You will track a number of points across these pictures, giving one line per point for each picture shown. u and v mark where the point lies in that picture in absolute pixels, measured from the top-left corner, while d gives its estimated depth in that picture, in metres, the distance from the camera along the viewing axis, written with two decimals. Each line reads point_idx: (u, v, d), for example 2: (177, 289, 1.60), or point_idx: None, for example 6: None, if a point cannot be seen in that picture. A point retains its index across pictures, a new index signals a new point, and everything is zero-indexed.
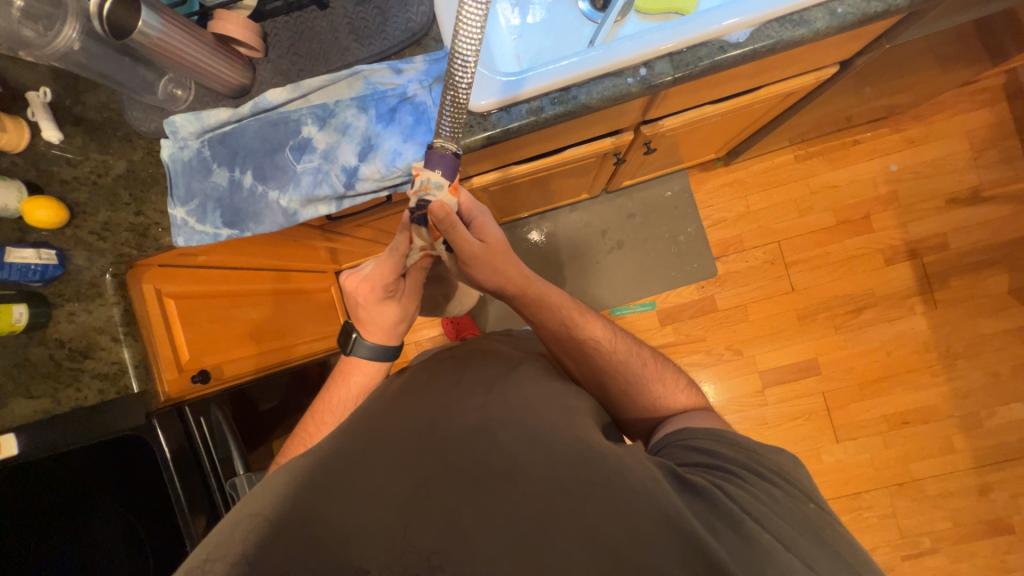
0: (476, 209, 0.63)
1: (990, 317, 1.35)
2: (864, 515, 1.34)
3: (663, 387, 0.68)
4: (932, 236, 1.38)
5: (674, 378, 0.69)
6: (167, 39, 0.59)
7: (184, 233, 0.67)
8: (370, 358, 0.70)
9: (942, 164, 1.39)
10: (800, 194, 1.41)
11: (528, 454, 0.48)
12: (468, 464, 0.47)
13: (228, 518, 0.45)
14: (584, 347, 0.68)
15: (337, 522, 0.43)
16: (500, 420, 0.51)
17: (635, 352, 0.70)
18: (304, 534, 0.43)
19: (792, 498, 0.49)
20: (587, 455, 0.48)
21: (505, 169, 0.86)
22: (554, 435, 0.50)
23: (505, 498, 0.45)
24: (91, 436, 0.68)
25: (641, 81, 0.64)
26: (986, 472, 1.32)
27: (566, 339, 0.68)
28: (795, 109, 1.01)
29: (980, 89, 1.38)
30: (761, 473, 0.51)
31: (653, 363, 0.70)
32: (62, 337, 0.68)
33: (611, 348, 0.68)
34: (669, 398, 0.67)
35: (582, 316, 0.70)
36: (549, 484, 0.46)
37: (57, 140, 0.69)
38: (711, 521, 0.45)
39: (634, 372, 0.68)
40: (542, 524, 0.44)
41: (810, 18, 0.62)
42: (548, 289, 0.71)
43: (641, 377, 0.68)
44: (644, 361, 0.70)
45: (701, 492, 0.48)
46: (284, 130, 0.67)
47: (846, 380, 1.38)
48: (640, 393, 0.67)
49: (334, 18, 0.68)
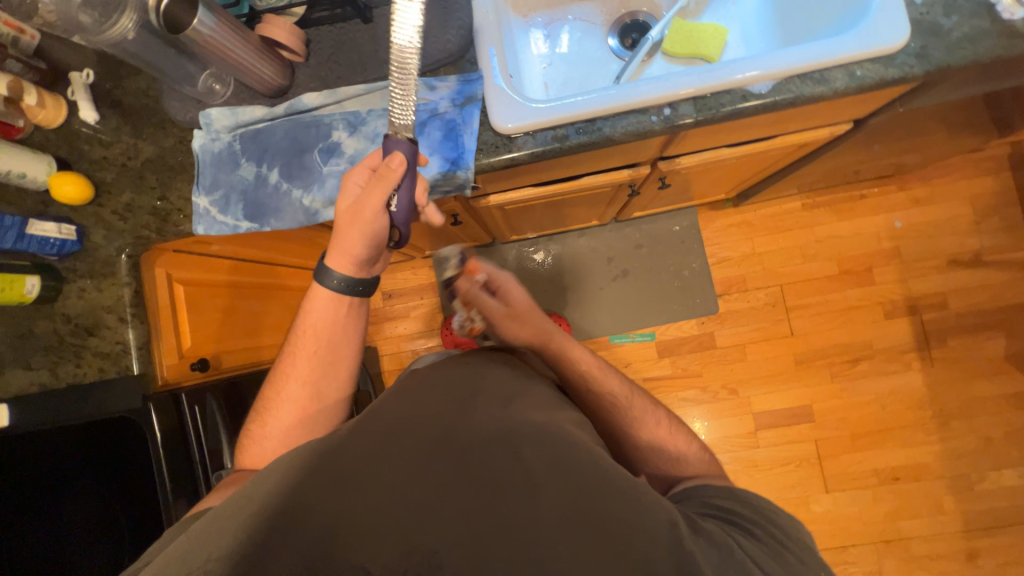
0: (498, 279, 0.74)
1: (985, 380, 1.36)
2: (850, 570, 1.32)
3: (676, 448, 0.66)
4: (932, 295, 1.40)
5: (687, 442, 0.67)
6: (219, 37, 0.61)
7: (205, 221, 0.69)
8: (324, 283, 0.66)
9: (945, 226, 1.42)
10: (805, 241, 1.44)
11: (546, 474, 0.47)
12: (488, 477, 0.46)
13: (237, 510, 0.46)
14: (603, 405, 0.69)
15: (354, 520, 0.43)
16: (521, 435, 0.50)
17: (651, 412, 0.69)
18: (319, 528, 0.43)
19: (801, 561, 0.48)
20: (604, 484, 0.47)
21: (502, 193, 0.88)
22: (575, 459, 0.49)
23: (520, 515, 0.44)
24: (90, 413, 0.68)
25: (665, 120, 0.66)
26: (975, 538, 1.31)
27: (590, 394, 0.69)
28: (806, 160, 1.04)
29: (985, 157, 1.42)
30: (776, 536, 0.50)
31: (669, 426, 0.69)
32: (69, 313, 0.69)
33: (628, 406, 0.69)
34: (683, 460, 0.65)
35: (603, 372, 0.71)
36: (563, 507, 0.45)
37: (92, 120, 0.71)
38: (723, 570, 0.44)
39: (648, 434, 0.67)
40: (553, 545, 0.43)
41: (830, 77, 0.65)
42: (571, 345, 0.73)
43: (654, 437, 0.67)
44: (659, 421, 0.69)
45: (717, 542, 0.47)
46: (315, 132, 0.69)
47: (840, 431, 1.37)
48: (653, 454, 0.66)
49: (376, 32, 0.71)
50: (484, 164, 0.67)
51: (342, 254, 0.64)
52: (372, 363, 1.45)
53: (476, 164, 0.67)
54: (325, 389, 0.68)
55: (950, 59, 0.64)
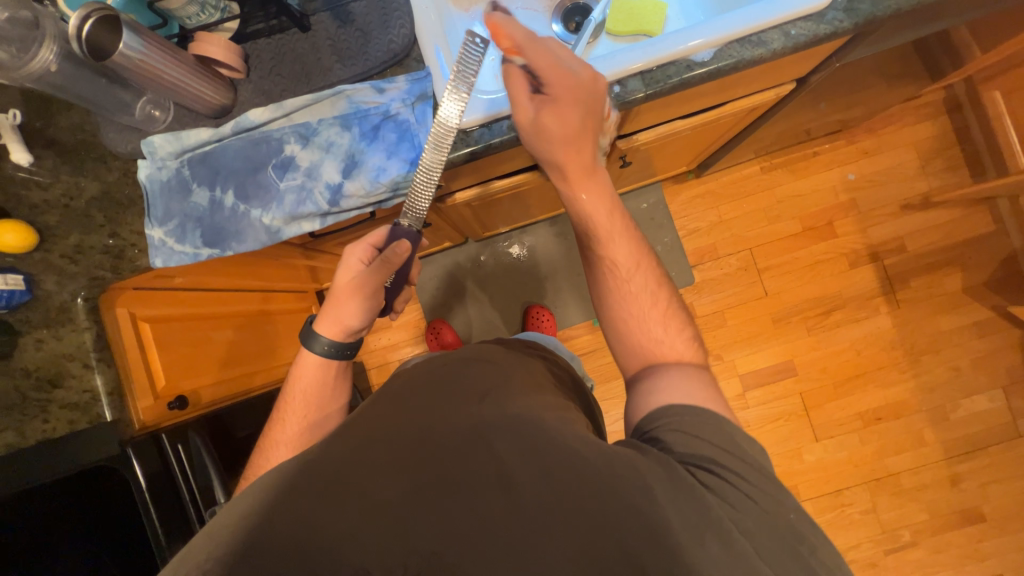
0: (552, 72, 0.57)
1: (947, 313, 1.43)
2: (847, 512, 1.38)
3: (663, 331, 0.62)
4: (890, 240, 1.46)
5: (680, 331, 0.62)
6: (150, 60, 0.59)
7: (162, 254, 0.66)
8: (315, 349, 0.68)
9: (894, 172, 1.48)
10: (767, 204, 1.48)
11: (521, 465, 0.47)
12: (464, 476, 0.47)
13: (209, 530, 0.45)
14: (599, 257, 0.65)
15: (332, 530, 0.44)
16: (494, 428, 0.49)
17: (651, 290, 0.63)
18: (299, 539, 0.43)
19: (775, 506, 0.47)
20: (582, 466, 0.46)
21: (484, 184, 0.88)
22: (548, 445, 0.48)
23: (499, 507, 0.45)
24: (59, 471, 0.65)
25: (615, 97, 0.67)
26: (956, 463, 1.38)
27: (587, 239, 0.65)
28: (758, 124, 1.07)
29: (924, 103, 1.49)
30: (753, 485, 0.48)
31: (669, 307, 0.63)
32: (28, 367, 0.66)
33: (627, 274, 0.63)
34: (664, 343, 0.61)
35: (615, 222, 0.64)
36: (542, 495, 0.45)
37: (26, 163, 0.68)
38: (700, 535, 0.43)
39: (638, 306, 0.62)
40: (529, 536, 0.44)
41: (766, 39, 0.67)
42: (596, 191, 0.63)
43: (644, 315, 0.62)
44: (657, 301, 0.63)
45: (695, 499, 0.45)
46: (266, 149, 0.67)
47: (822, 380, 1.43)
48: (637, 326, 0.62)
49: (316, 40, 0.70)
50: (444, 161, 0.67)
51: (336, 321, 0.67)
52: (360, 378, 1.43)
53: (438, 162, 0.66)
54: (321, 419, 0.68)
55: (875, 10, 0.66)
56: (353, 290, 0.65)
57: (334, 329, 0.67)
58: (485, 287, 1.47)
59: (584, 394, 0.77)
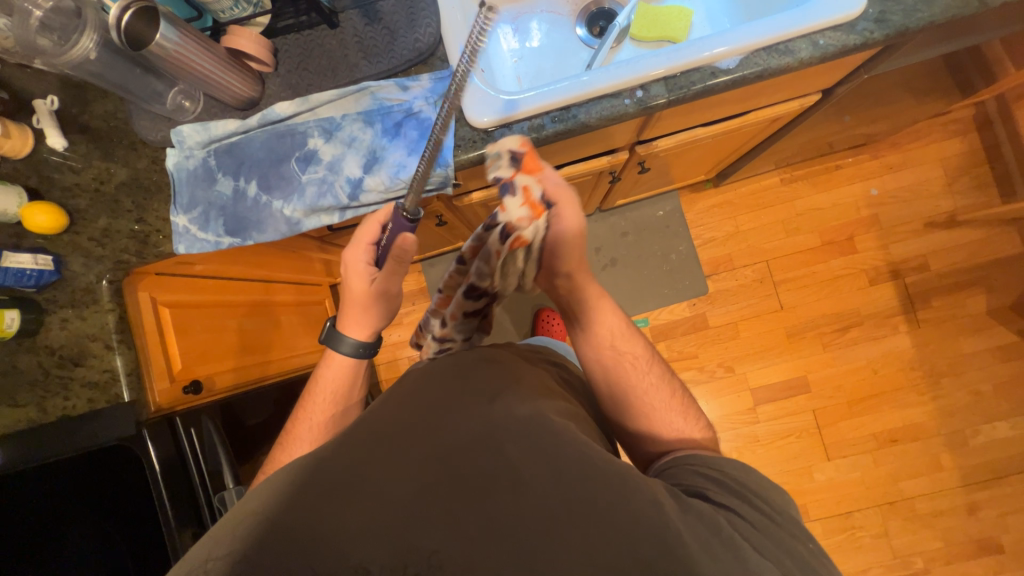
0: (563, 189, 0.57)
1: (970, 336, 1.39)
2: (857, 535, 1.34)
3: (683, 421, 0.66)
4: (912, 258, 1.43)
5: (693, 416, 0.67)
6: (183, 51, 0.61)
7: (185, 240, 0.68)
8: (337, 350, 0.69)
9: (920, 189, 1.45)
10: (786, 216, 1.46)
11: (531, 465, 0.46)
12: (472, 476, 0.46)
13: (211, 531, 0.44)
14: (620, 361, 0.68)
15: (337, 523, 0.43)
16: (506, 431, 0.50)
17: (666, 385, 0.69)
18: (302, 532, 0.42)
19: (791, 530, 0.48)
20: (590, 471, 0.46)
21: (487, 189, 0.88)
22: (560, 450, 0.48)
23: (508, 511, 0.44)
24: (80, 445, 0.67)
25: (638, 102, 0.67)
26: (974, 491, 1.34)
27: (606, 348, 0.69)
28: (781, 134, 1.06)
29: (952, 120, 1.45)
30: (768, 509, 0.49)
31: (680, 400, 0.68)
32: (52, 345, 0.68)
33: (645, 371, 0.68)
34: (686, 433, 0.65)
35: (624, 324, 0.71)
36: (552, 497, 0.44)
37: (61, 147, 0.70)
38: (714, 549, 0.43)
39: (659, 399, 0.67)
40: (535, 541, 0.42)
41: (795, 48, 0.66)
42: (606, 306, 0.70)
43: (664, 407, 0.67)
44: (669, 396, 0.68)
45: (704, 518, 0.46)
46: (290, 142, 0.68)
47: (836, 399, 1.40)
48: (659, 422, 0.66)
49: (343, 37, 0.71)
50: (464, 160, 0.68)
51: (354, 325, 0.68)
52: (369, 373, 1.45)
53: (458, 160, 0.67)
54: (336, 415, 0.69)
55: (908, 21, 0.65)
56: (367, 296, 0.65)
57: (362, 331, 0.69)
58: None
59: (596, 406, 0.76)
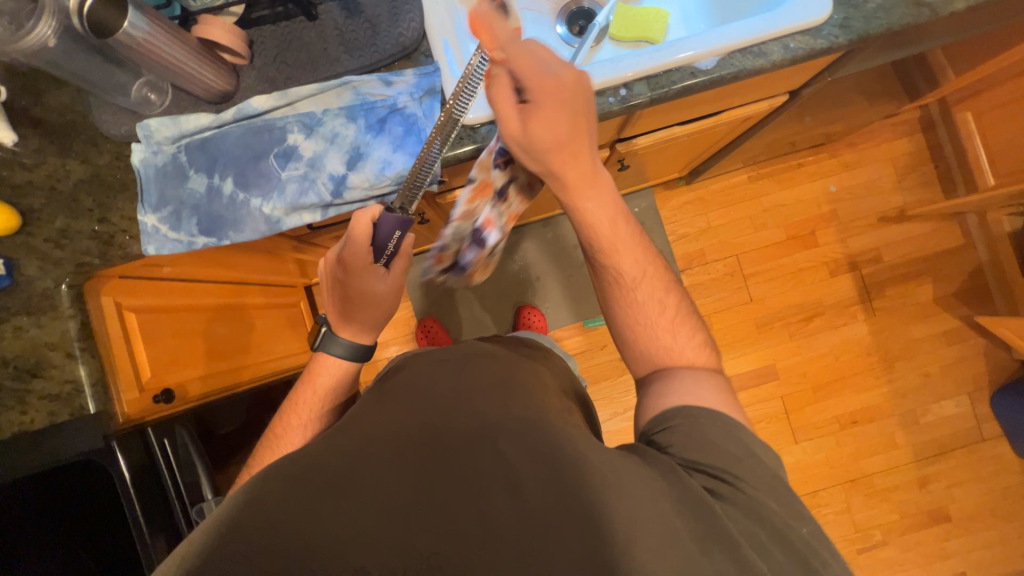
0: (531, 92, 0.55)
1: (920, 322, 1.50)
2: (822, 512, 1.42)
3: (673, 339, 0.61)
4: (867, 251, 1.52)
5: (687, 335, 0.62)
6: (153, 41, 0.59)
7: (155, 241, 0.64)
8: (346, 357, 0.69)
9: (874, 186, 1.55)
10: (754, 212, 1.53)
11: (530, 467, 0.46)
12: (468, 476, 0.45)
13: (192, 534, 0.42)
14: (607, 269, 0.64)
15: (330, 531, 0.42)
16: (502, 430, 0.48)
17: (660, 296, 0.62)
18: (292, 545, 0.41)
19: (791, 518, 0.48)
20: (585, 470, 0.46)
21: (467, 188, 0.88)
22: (557, 453, 0.47)
23: (507, 512, 0.44)
24: (43, 462, 0.62)
25: (621, 100, 0.68)
26: (924, 466, 1.44)
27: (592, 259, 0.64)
28: (750, 134, 1.11)
29: (901, 121, 1.55)
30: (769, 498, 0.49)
31: (677, 314, 0.63)
32: (6, 356, 0.63)
33: (633, 285, 0.62)
34: (674, 351, 0.61)
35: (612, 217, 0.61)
36: (548, 493, 0.45)
37: (10, 142, 0.64)
38: (708, 546, 0.44)
39: (646, 317, 0.62)
40: (532, 540, 0.43)
41: (768, 51, 0.69)
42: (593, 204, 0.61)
43: (651, 323, 0.62)
44: (664, 310, 0.62)
45: (705, 513, 0.46)
46: (268, 137, 0.66)
47: (801, 385, 1.48)
48: (645, 338, 0.62)
49: (323, 29, 0.69)
50: (450, 156, 0.68)
51: (365, 329, 0.68)
52: None
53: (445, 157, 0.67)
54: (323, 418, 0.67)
55: (869, 28, 0.69)
56: (371, 295, 0.64)
57: (369, 332, 0.68)
58: (476, 287, 1.47)
59: (582, 397, 0.77)
